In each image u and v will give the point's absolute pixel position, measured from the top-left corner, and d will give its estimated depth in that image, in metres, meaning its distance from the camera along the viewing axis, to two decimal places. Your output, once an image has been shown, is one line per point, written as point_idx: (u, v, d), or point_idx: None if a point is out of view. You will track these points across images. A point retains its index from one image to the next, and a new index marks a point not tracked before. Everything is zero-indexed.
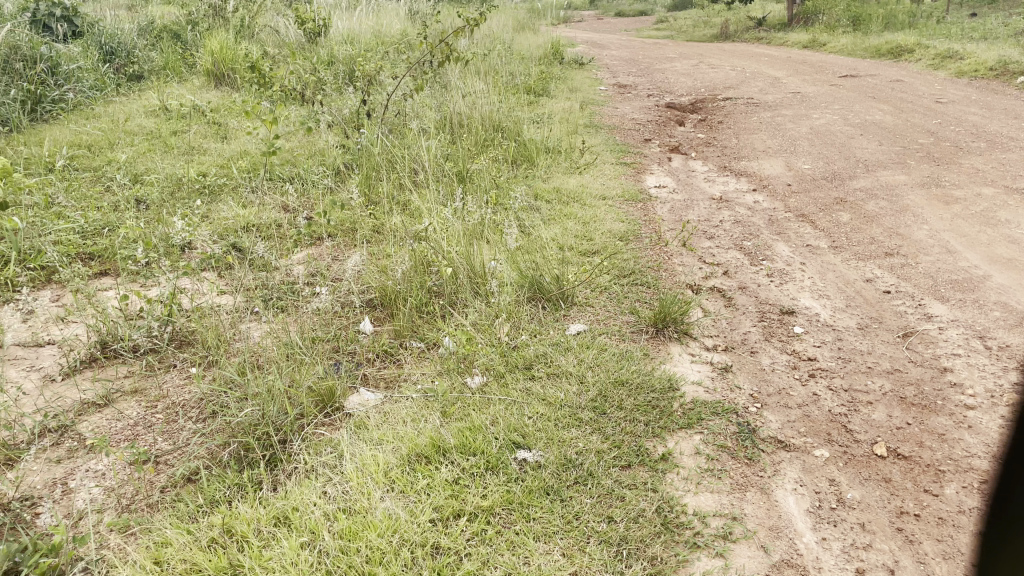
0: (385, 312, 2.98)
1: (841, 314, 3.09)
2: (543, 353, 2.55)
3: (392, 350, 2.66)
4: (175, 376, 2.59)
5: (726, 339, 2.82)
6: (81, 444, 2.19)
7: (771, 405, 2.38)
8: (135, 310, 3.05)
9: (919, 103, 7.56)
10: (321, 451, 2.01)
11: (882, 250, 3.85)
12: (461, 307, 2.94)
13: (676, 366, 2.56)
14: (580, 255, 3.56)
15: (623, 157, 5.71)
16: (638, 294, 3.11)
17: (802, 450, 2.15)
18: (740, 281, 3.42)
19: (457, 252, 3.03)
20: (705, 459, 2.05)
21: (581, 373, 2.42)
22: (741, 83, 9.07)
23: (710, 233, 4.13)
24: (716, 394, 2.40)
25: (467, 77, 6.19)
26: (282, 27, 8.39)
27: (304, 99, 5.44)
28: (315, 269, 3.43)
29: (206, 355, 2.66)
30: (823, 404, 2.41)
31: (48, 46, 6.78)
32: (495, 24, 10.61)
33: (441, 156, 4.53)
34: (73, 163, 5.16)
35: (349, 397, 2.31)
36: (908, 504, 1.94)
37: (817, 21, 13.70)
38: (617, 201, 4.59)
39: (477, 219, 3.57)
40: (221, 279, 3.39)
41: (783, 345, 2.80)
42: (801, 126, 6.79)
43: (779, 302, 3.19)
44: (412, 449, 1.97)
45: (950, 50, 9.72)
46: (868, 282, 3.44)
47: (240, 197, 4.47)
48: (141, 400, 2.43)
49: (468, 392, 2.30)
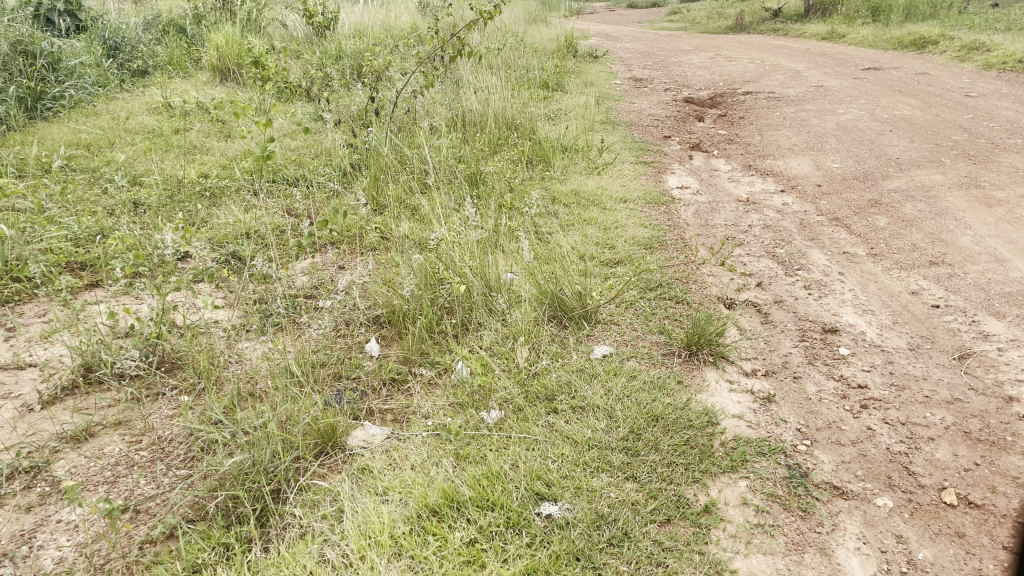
0: (393, 331, 2.75)
1: (889, 332, 2.83)
2: (566, 382, 2.31)
3: (400, 377, 2.42)
4: (163, 406, 2.36)
5: (766, 363, 2.57)
6: (55, 488, 1.97)
7: (821, 443, 2.13)
8: (124, 328, 2.82)
9: (948, 97, 7.24)
10: (320, 505, 1.78)
11: (926, 258, 3.58)
12: (476, 326, 2.70)
13: (713, 396, 2.31)
14: (603, 265, 3.32)
15: (643, 155, 5.45)
16: (667, 311, 2.86)
17: (862, 498, 1.91)
18: (775, 294, 3.16)
19: (470, 267, 2.79)
20: (754, 512, 1.81)
21: (609, 406, 2.17)
22: (761, 76, 8.78)
23: (740, 240, 3.87)
24: (761, 430, 2.16)
25: (480, 72, 5.94)
26: (290, 22, 8.16)
27: (310, 95, 5.21)
28: (318, 281, 3.20)
29: (196, 382, 2.44)
30: (880, 441, 2.15)
31: (50, 42, 6.60)
32: (507, 17, 10.35)
33: (452, 157, 4.28)
34: (70, 164, 4.94)
35: (352, 434, 2.08)
36: (988, 565, 1.69)
37: (836, 13, 13.32)
38: (639, 203, 4.34)
39: (491, 227, 3.33)
40: (218, 292, 3.17)
41: (829, 369, 2.54)
42: (827, 122, 6.50)
43: (820, 318, 2.93)
44: (422, 504, 1.74)
45: (977, 41, 9.36)
46: (915, 295, 3.17)
47: (242, 201, 4.25)
48: (125, 436, 2.21)
49: (485, 429, 2.07)
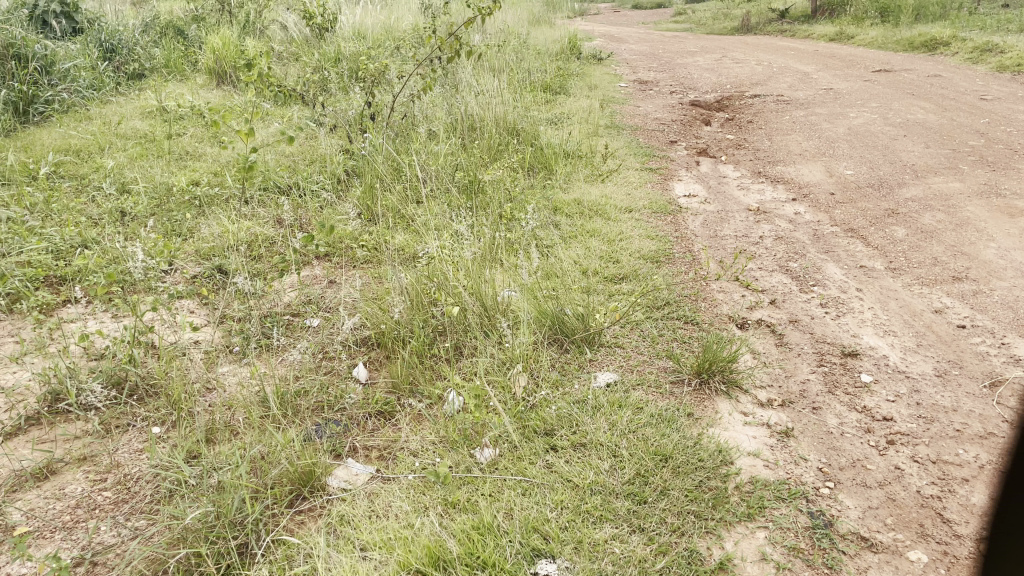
0: (382, 355, 2.58)
1: (913, 357, 2.64)
2: (566, 415, 2.13)
3: (388, 407, 2.25)
4: (132, 439, 2.19)
5: (783, 391, 2.39)
6: (6, 534, 1.80)
7: (845, 485, 1.95)
8: (98, 350, 2.66)
9: (963, 100, 7.04)
10: (292, 562, 1.61)
11: (948, 273, 3.39)
12: (471, 352, 2.52)
13: (726, 430, 2.13)
14: (607, 282, 3.15)
15: (648, 161, 5.28)
16: (676, 332, 2.69)
17: (893, 551, 1.72)
18: (790, 313, 2.98)
19: (465, 286, 2.62)
20: (773, 570, 1.63)
21: (613, 443, 2.00)
22: (769, 78, 8.59)
23: (752, 252, 3.68)
24: (779, 470, 1.98)
25: (481, 76, 5.78)
26: (289, 23, 8.00)
27: (305, 100, 5.05)
28: (307, 298, 3.03)
29: (169, 413, 2.26)
30: (910, 483, 1.97)
31: (43, 45, 6.47)
32: (511, 19, 10.19)
33: (449, 165, 4.11)
34: (58, 171, 4.80)
35: (332, 475, 1.92)
36: None
37: (843, 13, 13.11)
38: (645, 213, 4.16)
39: (488, 243, 3.16)
40: (201, 309, 3.00)
41: (850, 400, 2.36)
42: (838, 126, 6.31)
43: (838, 340, 2.74)
44: (403, 564, 1.56)
45: (989, 42, 9.14)
46: (938, 314, 2.99)
47: (232, 209, 4.09)
48: (89, 474, 2.03)
49: (476, 471, 1.89)
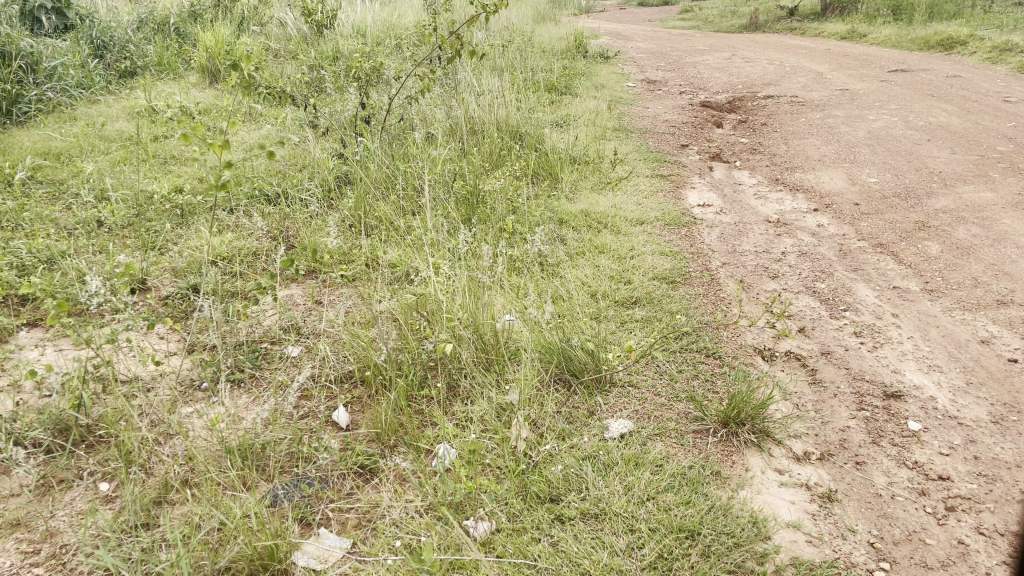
0: (366, 395, 2.29)
1: (964, 399, 2.34)
2: (575, 476, 1.85)
3: (369, 463, 1.96)
4: (75, 499, 1.90)
5: (821, 441, 2.10)
6: None
7: (902, 566, 1.65)
8: (48, 386, 2.36)
9: (986, 102, 6.72)
10: None
11: (991, 296, 3.08)
12: (466, 394, 2.24)
13: (760, 494, 1.84)
14: (618, 305, 2.88)
15: (659, 167, 4.98)
16: (697, 368, 2.41)
17: None
18: (822, 343, 2.69)
19: (461, 316, 2.34)
20: None
21: (629, 515, 1.72)
22: (783, 78, 8.28)
23: (774, 270, 3.38)
24: (825, 548, 1.68)
25: (483, 76, 5.48)
26: (285, 19, 7.67)
27: (296, 102, 4.77)
28: (288, 324, 2.75)
29: (119, 468, 1.98)
30: (978, 562, 1.67)
31: (29, 42, 6.17)
32: (516, 16, 9.88)
33: (447, 173, 3.82)
34: (34, 176, 4.51)
35: (299, 553, 1.64)
36: None
37: (855, 11, 12.75)
38: (657, 225, 3.87)
39: (490, 262, 2.88)
40: (170, 336, 2.71)
41: (898, 453, 2.06)
42: (857, 129, 6.00)
43: (878, 377, 2.45)
44: None
45: (1009, 41, 8.80)
46: (986, 344, 2.69)
47: (214, 219, 3.81)
48: (21, 543, 1.74)
49: (466, 552, 1.61)
